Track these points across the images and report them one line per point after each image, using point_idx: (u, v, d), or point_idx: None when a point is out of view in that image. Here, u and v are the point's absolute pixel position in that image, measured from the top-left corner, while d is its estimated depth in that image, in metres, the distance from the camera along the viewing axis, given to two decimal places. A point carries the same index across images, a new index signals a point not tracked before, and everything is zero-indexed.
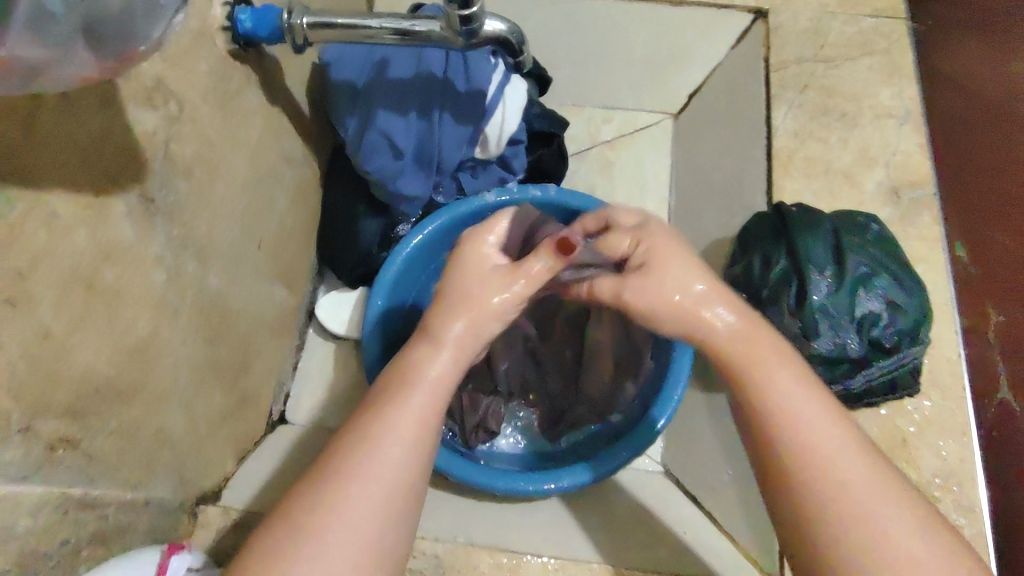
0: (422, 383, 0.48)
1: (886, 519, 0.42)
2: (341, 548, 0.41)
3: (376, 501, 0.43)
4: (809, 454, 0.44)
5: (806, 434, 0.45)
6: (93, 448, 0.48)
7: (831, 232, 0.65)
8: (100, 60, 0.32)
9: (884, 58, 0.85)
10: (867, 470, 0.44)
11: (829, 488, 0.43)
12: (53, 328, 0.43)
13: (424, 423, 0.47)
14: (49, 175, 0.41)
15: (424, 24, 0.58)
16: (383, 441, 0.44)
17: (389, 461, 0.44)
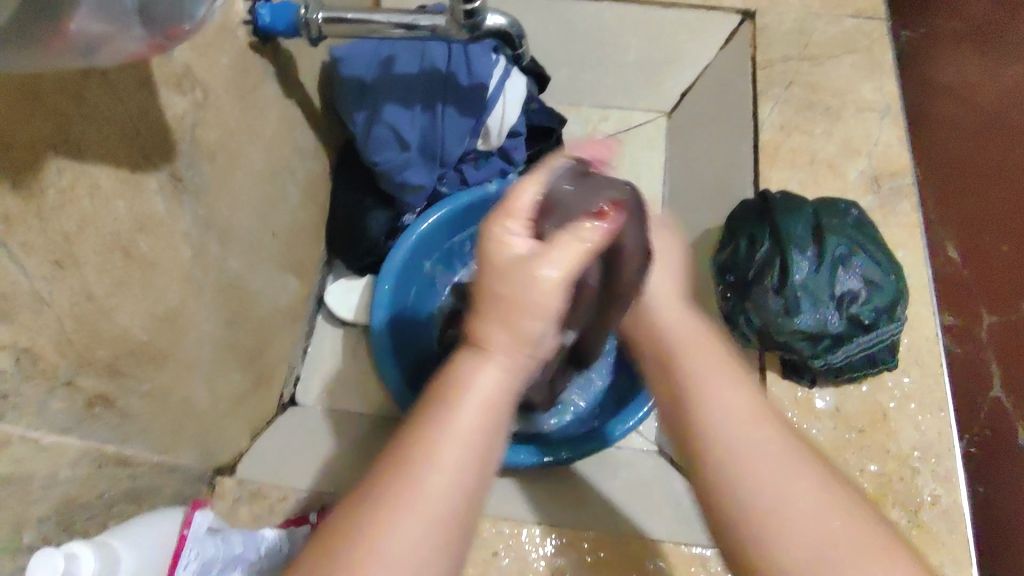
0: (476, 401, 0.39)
1: (791, 503, 0.43)
2: (409, 552, 0.36)
3: (445, 514, 0.37)
4: (725, 455, 0.46)
5: (725, 433, 0.46)
6: (127, 408, 0.52)
7: (811, 215, 0.69)
8: (153, 39, 0.37)
9: (866, 56, 0.90)
10: (784, 455, 0.45)
11: (748, 483, 0.44)
12: (95, 291, 0.47)
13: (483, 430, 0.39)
14: (93, 149, 0.45)
15: (430, 19, 0.63)
16: (439, 447, 0.38)
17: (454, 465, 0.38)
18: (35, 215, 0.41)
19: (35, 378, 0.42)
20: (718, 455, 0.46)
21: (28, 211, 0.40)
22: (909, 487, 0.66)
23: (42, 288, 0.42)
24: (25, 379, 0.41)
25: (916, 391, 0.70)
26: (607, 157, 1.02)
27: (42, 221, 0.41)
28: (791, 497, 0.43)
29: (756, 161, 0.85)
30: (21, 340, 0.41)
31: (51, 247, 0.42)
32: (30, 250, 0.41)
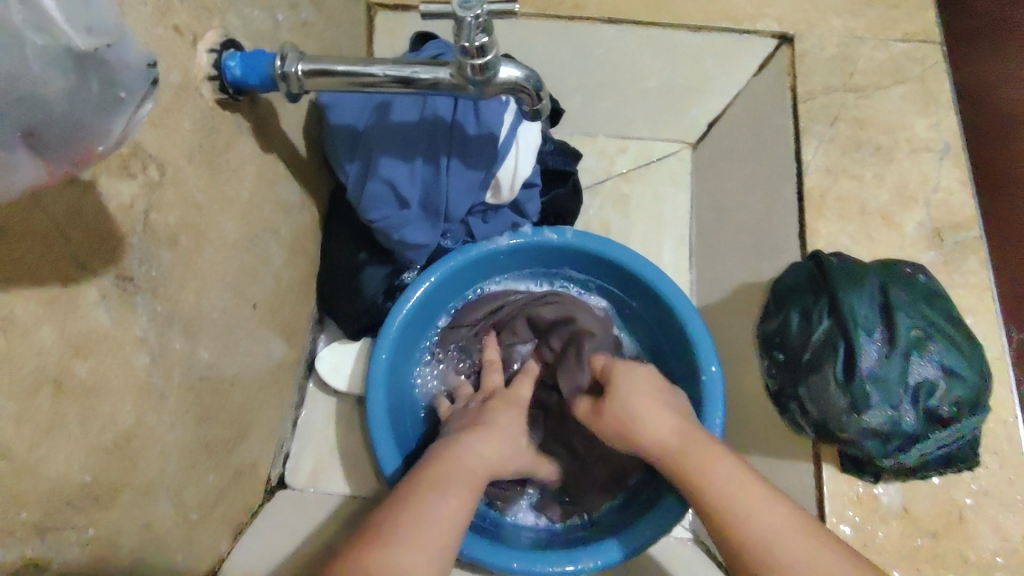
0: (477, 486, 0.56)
1: None
2: None
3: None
4: (771, 554, 0.48)
5: (731, 509, 0.50)
6: (65, 566, 0.42)
7: (877, 288, 0.60)
8: (51, 167, 0.26)
9: (919, 86, 0.80)
10: (786, 522, 0.49)
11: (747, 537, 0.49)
12: (13, 447, 0.36)
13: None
14: (11, 279, 0.35)
15: (429, 72, 0.53)
16: None
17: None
18: None
19: None
20: (717, 512, 0.51)
21: None
22: None
23: None
24: None
25: (997, 486, 0.60)
26: (625, 196, 0.91)
27: None
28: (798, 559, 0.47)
29: (800, 211, 0.75)
30: None
31: None
32: None
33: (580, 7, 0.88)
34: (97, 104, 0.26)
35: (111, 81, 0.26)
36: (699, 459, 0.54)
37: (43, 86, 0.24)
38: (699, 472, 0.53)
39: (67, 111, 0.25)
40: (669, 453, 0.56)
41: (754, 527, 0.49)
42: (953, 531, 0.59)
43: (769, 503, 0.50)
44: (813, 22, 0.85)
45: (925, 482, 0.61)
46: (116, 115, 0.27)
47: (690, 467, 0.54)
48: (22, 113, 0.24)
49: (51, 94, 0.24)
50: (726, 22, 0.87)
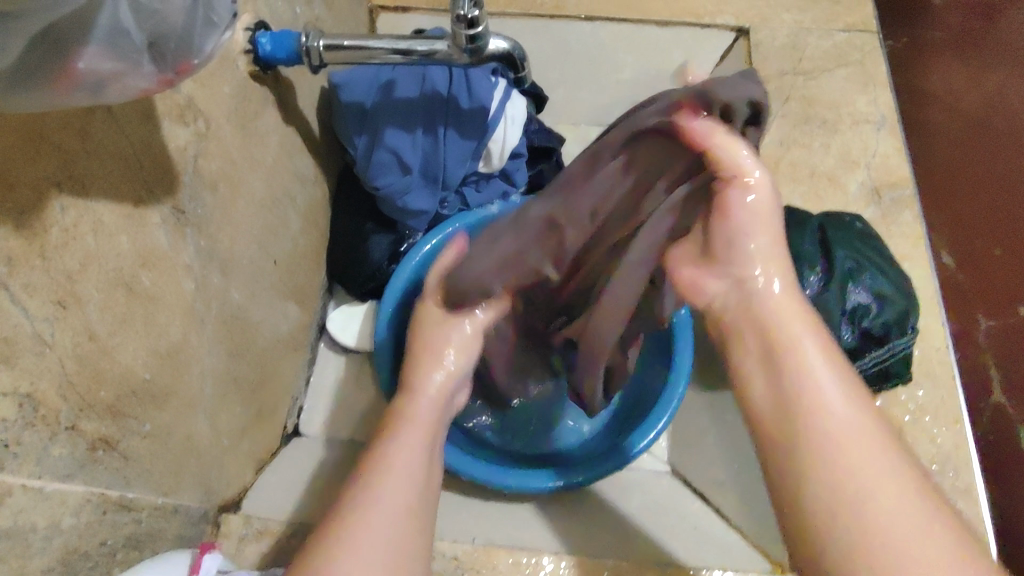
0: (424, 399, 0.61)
1: (899, 510, 0.43)
2: (381, 523, 0.49)
3: (396, 522, 0.50)
4: (841, 457, 0.45)
5: (802, 395, 0.48)
6: (129, 449, 0.50)
7: (818, 229, 0.69)
8: (163, 74, 0.37)
9: (860, 70, 0.90)
10: (897, 478, 0.44)
11: (857, 477, 0.44)
12: (97, 330, 0.45)
13: (418, 445, 0.56)
14: (98, 190, 0.44)
15: (425, 45, 0.63)
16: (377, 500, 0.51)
17: (404, 459, 0.54)
18: (38, 254, 0.40)
19: (35, 425, 0.41)
20: (835, 434, 0.46)
21: (31, 250, 0.39)
22: None
23: (44, 330, 0.41)
24: (26, 427, 0.40)
25: (931, 402, 0.69)
26: None
27: (44, 260, 0.40)
28: (904, 507, 0.43)
29: None
30: (22, 385, 0.39)
31: (54, 287, 0.41)
32: (32, 291, 0.40)
33: (559, 6, 0.99)
34: (200, 24, 0.37)
35: (208, 9, 0.37)
36: (812, 372, 0.48)
37: (167, 9, 0.35)
38: (811, 392, 0.47)
39: (180, 29, 0.36)
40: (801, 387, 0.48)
41: (869, 466, 0.44)
42: (894, 441, 0.67)
43: (893, 462, 0.45)
44: (766, 17, 0.95)
45: (869, 401, 0.69)
46: (211, 34, 0.38)
47: (791, 369, 0.49)
48: (151, 26, 0.35)
49: (171, 13, 0.35)
50: (687, 16, 0.97)
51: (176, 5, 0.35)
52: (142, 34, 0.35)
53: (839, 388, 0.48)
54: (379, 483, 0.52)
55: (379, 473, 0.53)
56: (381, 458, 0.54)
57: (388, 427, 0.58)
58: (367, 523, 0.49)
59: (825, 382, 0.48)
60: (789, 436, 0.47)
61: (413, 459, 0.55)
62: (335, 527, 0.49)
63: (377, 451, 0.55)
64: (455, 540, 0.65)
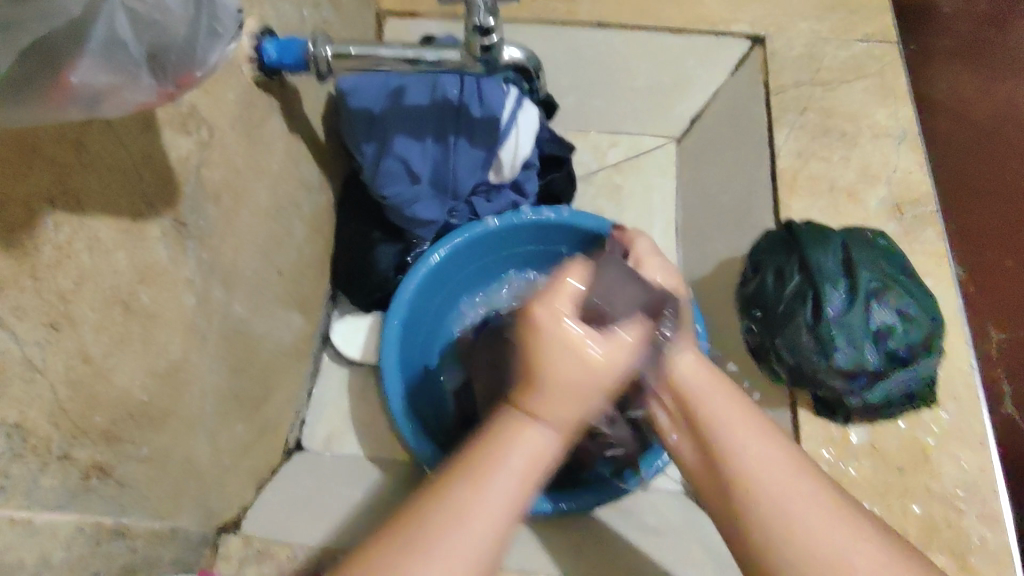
0: (506, 469, 0.42)
1: (833, 535, 0.42)
2: (459, 558, 0.39)
3: (479, 552, 0.40)
4: (748, 484, 0.46)
5: (720, 424, 0.49)
6: (125, 475, 0.47)
7: (841, 245, 0.67)
8: (162, 88, 0.35)
9: (879, 80, 0.88)
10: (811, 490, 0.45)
11: (766, 485, 0.45)
12: (92, 352, 0.43)
13: (513, 499, 0.42)
14: (94, 205, 0.42)
15: (435, 52, 0.60)
16: (449, 545, 0.40)
17: (483, 513, 0.41)
18: (28, 275, 0.38)
19: (24, 455, 0.38)
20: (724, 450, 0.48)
21: (22, 271, 0.37)
22: (955, 529, 0.62)
23: (35, 354, 0.39)
24: (13, 458, 0.38)
25: (956, 426, 0.66)
26: (618, 185, 0.99)
27: (35, 281, 0.38)
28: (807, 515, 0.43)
29: (774, 189, 0.82)
30: (10, 414, 0.37)
31: (46, 309, 0.39)
32: (22, 314, 0.37)
33: (573, 12, 0.95)
34: (204, 35, 0.35)
35: (212, 18, 0.35)
36: (716, 405, 0.51)
37: (170, 19, 0.33)
38: (709, 418, 0.50)
39: (183, 40, 0.34)
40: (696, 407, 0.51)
41: (786, 488, 0.45)
42: (918, 467, 0.65)
43: (798, 474, 0.45)
44: (783, 25, 0.92)
45: (893, 425, 0.67)
46: (214, 46, 0.36)
47: (698, 414, 0.51)
48: (152, 37, 0.33)
49: (173, 24, 0.33)
50: (702, 24, 0.94)
51: (178, 15, 0.33)
52: (142, 47, 0.33)
53: (728, 402, 0.51)
54: (464, 518, 0.40)
55: (437, 520, 0.40)
56: (447, 490, 0.42)
57: (471, 467, 0.43)
58: (442, 552, 0.39)
59: (721, 408, 0.50)
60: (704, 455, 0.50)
61: (501, 496, 0.42)
62: (372, 574, 0.39)
63: (460, 471, 0.43)
64: None
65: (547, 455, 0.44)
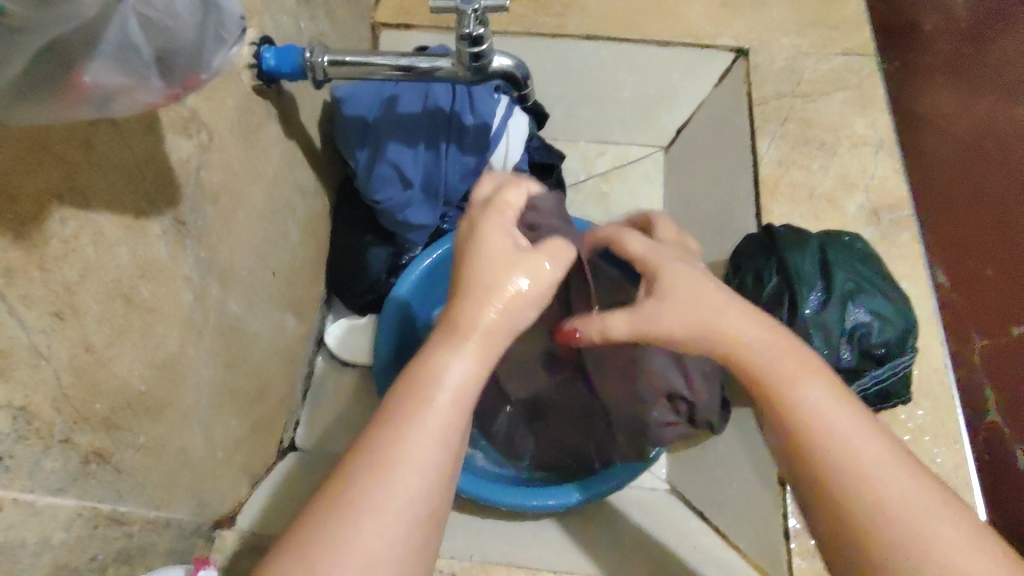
0: (439, 399, 0.44)
1: (903, 537, 0.40)
2: (396, 511, 0.40)
3: (422, 489, 0.42)
4: (833, 483, 0.43)
5: (793, 396, 0.46)
6: (122, 463, 0.49)
7: (817, 248, 0.69)
8: (170, 88, 0.38)
9: (857, 92, 0.91)
10: (910, 478, 0.42)
11: (872, 508, 0.41)
12: (94, 342, 0.45)
13: (446, 435, 0.43)
14: (100, 200, 0.44)
15: (427, 61, 0.63)
16: (391, 479, 0.41)
17: (414, 452, 0.42)
18: (36, 266, 0.39)
19: (27, 438, 0.40)
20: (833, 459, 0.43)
21: (30, 261, 0.39)
22: None
23: (40, 341, 0.40)
24: (18, 440, 0.39)
25: (932, 423, 0.68)
26: (605, 193, 1.03)
27: (42, 272, 0.40)
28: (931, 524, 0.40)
29: (755, 196, 0.85)
30: (16, 397, 0.39)
31: (51, 298, 0.41)
32: (29, 303, 0.39)
33: (561, 26, 0.98)
34: (210, 41, 0.38)
35: (218, 25, 0.38)
36: (804, 387, 0.46)
37: (180, 26, 0.36)
38: (805, 416, 0.45)
39: (189, 44, 0.37)
40: (773, 382, 0.47)
41: (874, 482, 0.42)
42: None
43: (896, 466, 0.42)
44: (766, 39, 0.96)
45: None
46: (218, 51, 0.39)
47: (783, 399, 0.46)
48: (162, 41, 0.35)
49: (181, 29, 0.36)
50: (687, 38, 0.97)
51: (186, 21, 0.36)
52: (153, 51, 0.35)
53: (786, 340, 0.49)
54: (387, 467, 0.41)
55: (377, 471, 0.41)
56: (356, 461, 0.42)
57: (387, 417, 0.43)
58: (391, 486, 0.41)
59: (817, 399, 0.45)
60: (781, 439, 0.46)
61: (426, 446, 0.42)
62: (337, 494, 0.41)
63: (364, 450, 0.42)
64: (452, 557, 0.63)
65: (471, 378, 0.45)
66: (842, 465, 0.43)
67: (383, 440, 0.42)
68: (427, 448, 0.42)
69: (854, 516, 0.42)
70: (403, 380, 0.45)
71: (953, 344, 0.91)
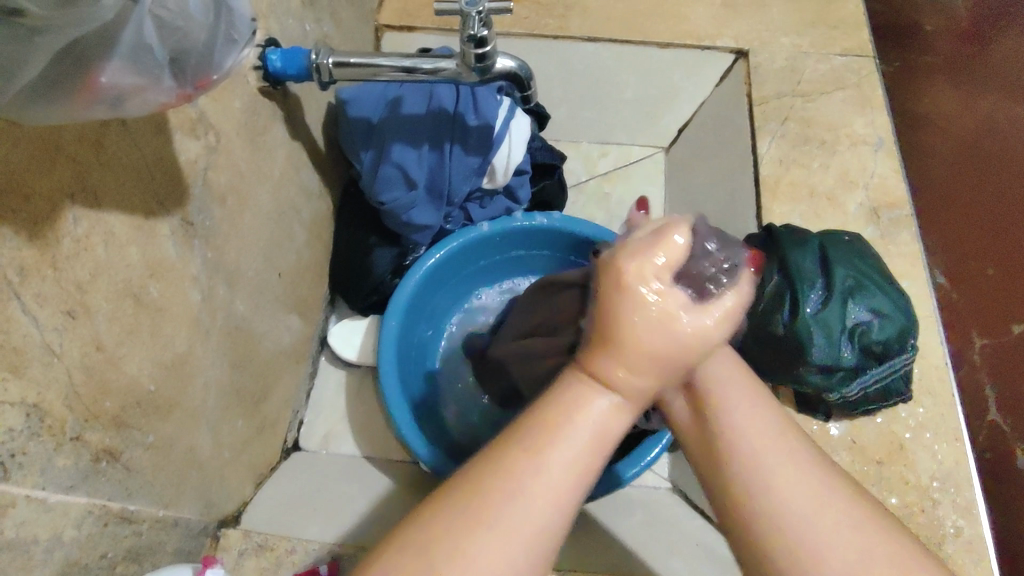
0: (558, 437, 0.39)
1: (793, 514, 0.39)
2: (510, 528, 0.37)
3: (542, 526, 0.37)
4: (737, 456, 0.42)
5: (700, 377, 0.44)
6: (131, 461, 0.49)
7: (818, 247, 0.70)
8: (181, 89, 0.38)
9: (857, 92, 0.92)
10: (831, 514, 0.39)
11: (766, 483, 0.40)
12: (104, 341, 0.45)
13: (574, 482, 0.39)
14: (111, 201, 0.45)
15: (433, 62, 0.63)
16: (500, 515, 0.37)
17: (535, 489, 0.38)
18: (50, 265, 0.40)
19: (40, 435, 0.40)
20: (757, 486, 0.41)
21: (44, 260, 0.40)
22: (931, 519, 0.64)
23: (53, 339, 0.41)
24: (31, 437, 0.40)
25: (932, 420, 0.69)
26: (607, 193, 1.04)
27: (55, 271, 0.41)
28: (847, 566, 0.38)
29: (756, 196, 0.86)
30: (30, 395, 0.39)
31: (64, 297, 0.41)
32: (43, 301, 0.40)
33: (563, 27, 0.98)
34: (221, 42, 0.39)
35: (230, 26, 0.39)
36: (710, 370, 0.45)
37: (193, 28, 0.36)
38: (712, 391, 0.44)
39: (201, 45, 0.38)
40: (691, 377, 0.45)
41: (763, 462, 0.41)
42: (895, 459, 0.68)
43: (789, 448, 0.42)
44: (765, 39, 0.96)
45: (869, 419, 0.69)
46: (229, 51, 0.40)
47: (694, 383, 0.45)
48: (175, 42, 0.36)
49: (194, 30, 0.36)
50: (689, 40, 0.97)
51: (198, 22, 0.36)
52: (166, 52, 0.36)
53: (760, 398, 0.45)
54: (503, 492, 0.38)
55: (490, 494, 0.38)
56: (481, 469, 0.39)
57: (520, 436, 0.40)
58: (523, 506, 0.37)
59: (723, 379, 0.45)
60: (711, 453, 0.44)
61: (557, 475, 0.38)
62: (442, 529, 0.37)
63: (482, 469, 0.39)
64: None
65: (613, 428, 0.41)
66: (751, 493, 0.40)
67: (505, 453, 0.39)
68: (563, 488, 0.38)
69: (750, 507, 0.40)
70: (540, 407, 0.41)
71: (953, 343, 0.91)
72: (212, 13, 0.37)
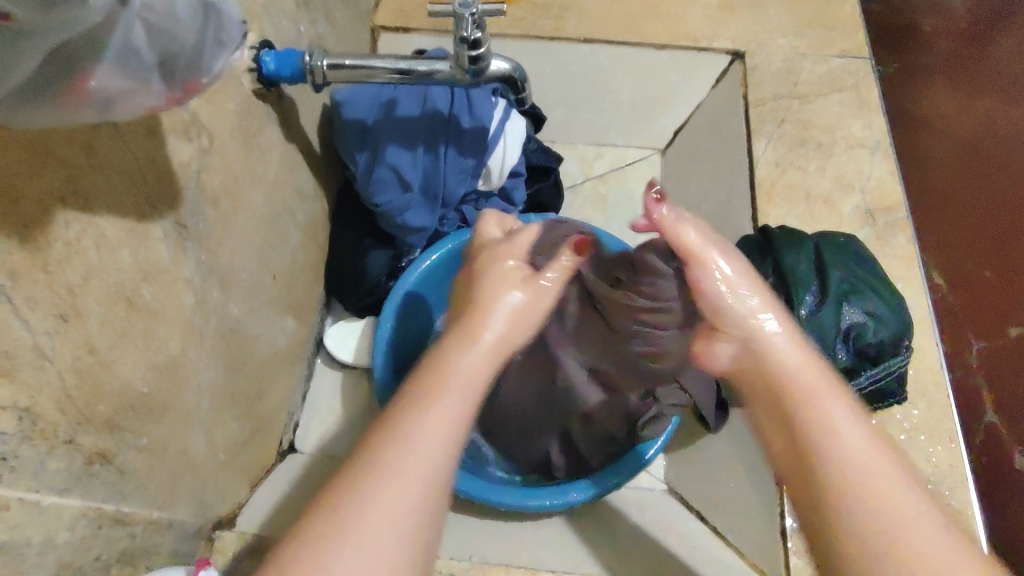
0: (447, 393, 0.45)
1: (918, 537, 0.40)
2: (382, 520, 0.40)
3: (419, 486, 0.41)
4: (846, 471, 0.43)
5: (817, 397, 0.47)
6: (125, 464, 0.49)
7: (813, 249, 0.70)
8: (171, 92, 0.38)
9: (853, 94, 0.92)
10: (915, 497, 0.42)
11: (885, 504, 0.41)
12: (97, 344, 0.45)
13: (429, 466, 0.42)
14: (103, 204, 0.45)
15: (428, 64, 0.63)
16: (397, 470, 0.41)
17: (416, 462, 0.42)
18: (41, 268, 0.40)
19: (32, 438, 0.40)
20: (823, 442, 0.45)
21: (35, 263, 0.40)
22: None
23: (45, 342, 0.41)
24: (23, 440, 0.40)
25: (928, 423, 0.69)
26: (603, 194, 1.03)
27: (47, 274, 0.41)
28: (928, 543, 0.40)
29: (753, 198, 0.86)
30: (21, 398, 0.39)
31: (55, 301, 0.41)
32: (34, 304, 0.40)
33: (559, 29, 0.99)
34: (211, 45, 0.39)
35: (219, 29, 0.39)
36: (819, 388, 0.47)
37: (182, 31, 0.36)
38: (822, 415, 0.46)
39: (190, 49, 0.38)
40: (792, 394, 0.47)
41: (883, 487, 0.42)
42: None
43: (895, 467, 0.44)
44: (762, 41, 0.97)
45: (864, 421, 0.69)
46: (219, 54, 0.40)
47: (803, 409, 0.46)
48: (164, 45, 0.36)
49: (182, 33, 0.36)
50: (685, 40, 0.98)
51: (187, 25, 0.36)
52: (155, 56, 0.36)
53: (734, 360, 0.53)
54: (384, 453, 0.42)
55: (387, 472, 0.41)
56: (381, 443, 0.43)
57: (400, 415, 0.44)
58: (398, 477, 0.41)
59: (836, 412, 0.46)
60: (795, 445, 0.46)
61: (437, 436, 0.43)
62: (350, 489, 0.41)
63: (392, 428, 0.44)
64: (451, 557, 0.64)
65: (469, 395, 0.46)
66: (860, 506, 0.42)
67: (388, 439, 0.43)
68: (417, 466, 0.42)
69: (865, 517, 0.41)
70: (417, 378, 0.47)
71: (949, 344, 0.92)
72: (200, 16, 0.37)
